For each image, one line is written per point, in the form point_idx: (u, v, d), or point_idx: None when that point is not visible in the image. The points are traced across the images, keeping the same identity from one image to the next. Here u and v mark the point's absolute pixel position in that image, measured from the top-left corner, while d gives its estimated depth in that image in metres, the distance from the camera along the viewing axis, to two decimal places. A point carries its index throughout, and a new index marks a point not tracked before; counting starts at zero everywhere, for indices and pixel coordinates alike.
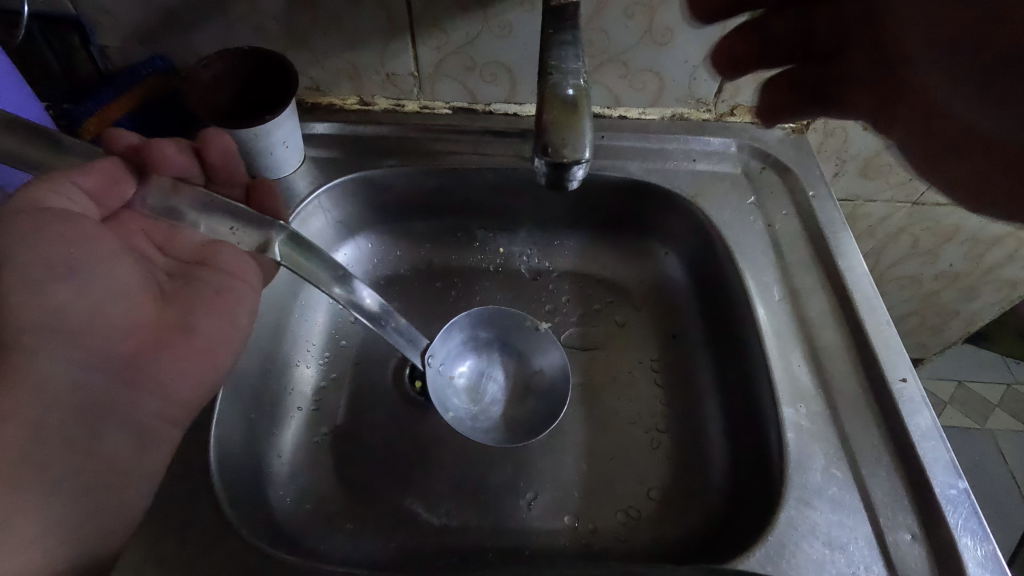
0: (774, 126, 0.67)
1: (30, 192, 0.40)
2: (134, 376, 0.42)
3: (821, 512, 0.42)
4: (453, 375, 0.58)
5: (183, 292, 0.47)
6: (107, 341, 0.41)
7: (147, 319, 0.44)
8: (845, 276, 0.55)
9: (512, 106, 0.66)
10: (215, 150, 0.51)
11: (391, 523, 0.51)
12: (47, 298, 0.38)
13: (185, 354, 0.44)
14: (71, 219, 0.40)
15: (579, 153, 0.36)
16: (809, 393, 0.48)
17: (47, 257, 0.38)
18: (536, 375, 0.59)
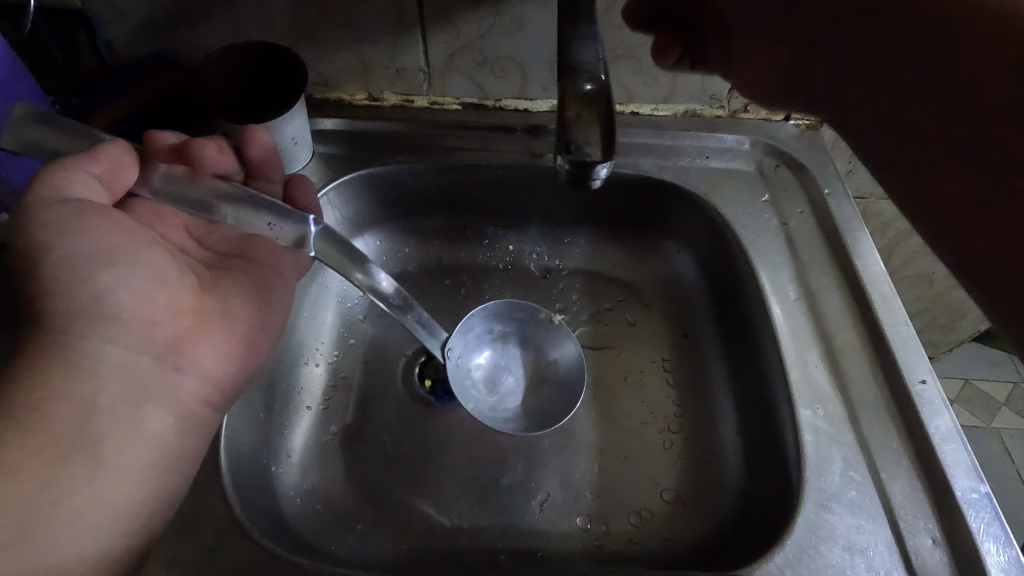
0: (788, 123, 0.66)
1: (48, 176, 0.40)
2: (179, 359, 0.43)
3: (840, 516, 0.42)
4: (471, 366, 0.57)
5: (222, 284, 0.49)
6: (155, 325, 0.42)
7: (187, 306, 0.45)
8: (862, 275, 0.54)
9: (523, 102, 0.66)
10: (257, 147, 0.50)
11: (402, 524, 0.51)
12: (92, 283, 0.39)
13: (223, 343, 0.46)
14: (101, 208, 0.41)
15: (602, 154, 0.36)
16: (826, 395, 0.48)
17: (92, 246, 0.39)
18: (550, 366, 0.59)
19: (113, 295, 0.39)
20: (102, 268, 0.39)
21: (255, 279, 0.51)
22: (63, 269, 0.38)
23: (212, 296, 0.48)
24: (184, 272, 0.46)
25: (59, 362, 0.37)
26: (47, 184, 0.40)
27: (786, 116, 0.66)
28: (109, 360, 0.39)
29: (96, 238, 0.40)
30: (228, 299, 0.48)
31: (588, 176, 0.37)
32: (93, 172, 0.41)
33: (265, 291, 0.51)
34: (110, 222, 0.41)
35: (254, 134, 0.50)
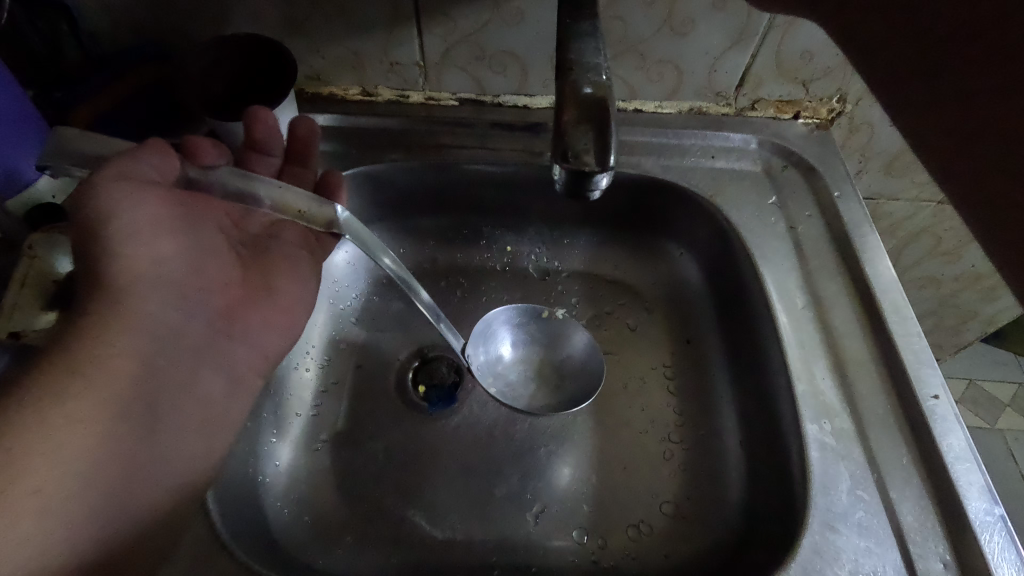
0: (797, 122, 0.64)
1: (118, 161, 0.39)
2: (228, 328, 0.47)
3: (847, 538, 0.40)
4: (492, 375, 0.56)
5: (262, 253, 0.51)
6: (205, 292, 0.45)
7: (230, 275, 0.48)
8: (872, 282, 0.52)
9: (522, 98, 0.63)
10: (302, 131, 0.53)
11: (392, 536, 0.49)
12: (158, 249, 0.40)
13: (262, 310, 0.49)
14: (164, 188, 0.41)
15: (602, 163, 0.32)
16: (834, 409, 0.46)
17: (158, 214, 0.40)
18: (564, 361, 0.58)
19: (172, 263, 0.42)
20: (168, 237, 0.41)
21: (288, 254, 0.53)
22: (134, 238, 0.38)
23: (251, 268, 0.50)
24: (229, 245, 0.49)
25: (126, 324, 0.38)
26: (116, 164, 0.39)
27: (794, 115, 0.64)
28: (166, 322, 0.41)
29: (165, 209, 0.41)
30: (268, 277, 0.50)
31: (584, 188, 0.33)
32: (148, 162, 0.41)
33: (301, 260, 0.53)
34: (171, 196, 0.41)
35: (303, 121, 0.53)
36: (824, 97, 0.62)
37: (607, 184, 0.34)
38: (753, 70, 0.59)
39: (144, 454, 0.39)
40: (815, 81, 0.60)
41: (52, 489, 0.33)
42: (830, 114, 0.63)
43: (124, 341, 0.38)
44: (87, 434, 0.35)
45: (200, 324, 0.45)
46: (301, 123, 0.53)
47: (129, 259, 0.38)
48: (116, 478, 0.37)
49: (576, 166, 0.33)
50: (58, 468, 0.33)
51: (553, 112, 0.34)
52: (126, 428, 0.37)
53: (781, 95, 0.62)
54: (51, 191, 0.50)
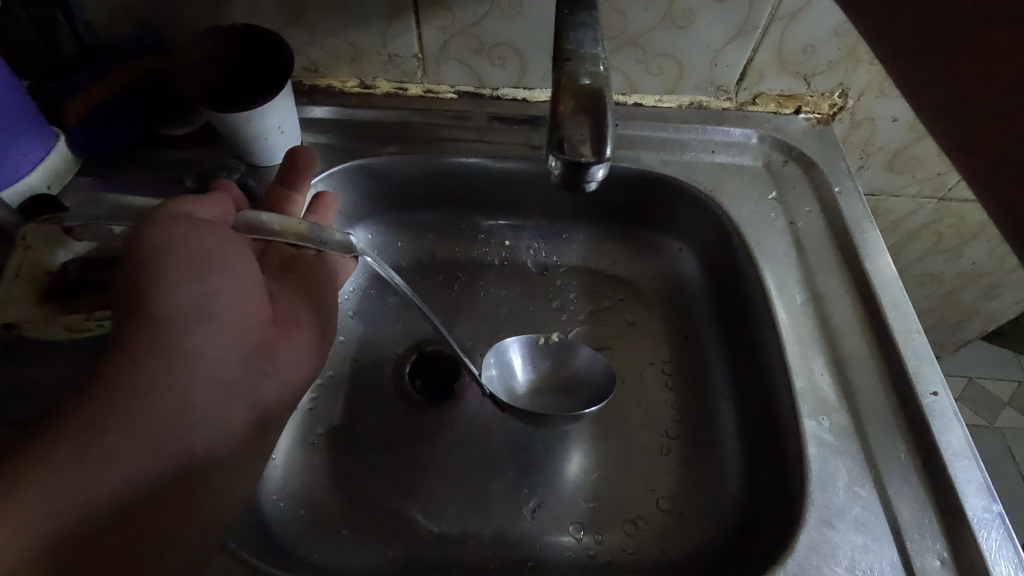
0: (798, 116, 0.63)
1: (181, 202, 0.42)
2: (262, 366, 0.44)
3: (843, 534, 0.40)
4: (504, 394, 0.55)
5: (289, 291, 0.50)
6: (244, 327, 0.43)
7: (266, 313, 0.46)
8: (872, 278, 0.51)
9: (522, 92, 0.63)
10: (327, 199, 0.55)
11: (389, 530, 0.49)
12: (202, 285, 0.40)
13: (297, 349, 0.47)
14: (220, 226, 0.43)
15: (600, 153, 0.32)
16: (832, 405, 0.46)
17: (206, 252, 0.41)
18: (570, 377, 0.57)
19: (216, 299, 0.41)
20: (214, 272, 0.41)
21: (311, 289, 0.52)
22: (177, 273, 0.39)
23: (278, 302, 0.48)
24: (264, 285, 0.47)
25: (168, 359, 0.38)
26: (170, 206, 0.41)
27: (796, 110, 0.63)
28: (208, 358, 0.40)
29: (210, 245, 0.41)
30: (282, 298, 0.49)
31: (581, 179, 0.33)
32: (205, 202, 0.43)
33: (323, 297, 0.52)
34: (224, 233, 0.43)
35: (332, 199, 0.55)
36: (826, 91, 0.61)
37: (605, 175, 0.33)
38: (754, 64, 0.59)
39: (175, 495, 0.37)
40: (817, 76, 0.60)
41: (73, 517, 0.32)
42: (831, 109, 0.63)
43: (164, 377, 0.38)
44: (111, 471, 0.34)
45: (240, 361, 0.42)
46: (328, 196, 0.55)
47: (174, 295, 0.39)
48: (145, 519, 0.35)
49: (572, 157, 0.32)
50: (86, 497, 0.33)
51: (550, 105, 0.34)
52: (157, 466, 0.36)
53: (782, 90, 0.62)
54: (45, 181, 0.50)
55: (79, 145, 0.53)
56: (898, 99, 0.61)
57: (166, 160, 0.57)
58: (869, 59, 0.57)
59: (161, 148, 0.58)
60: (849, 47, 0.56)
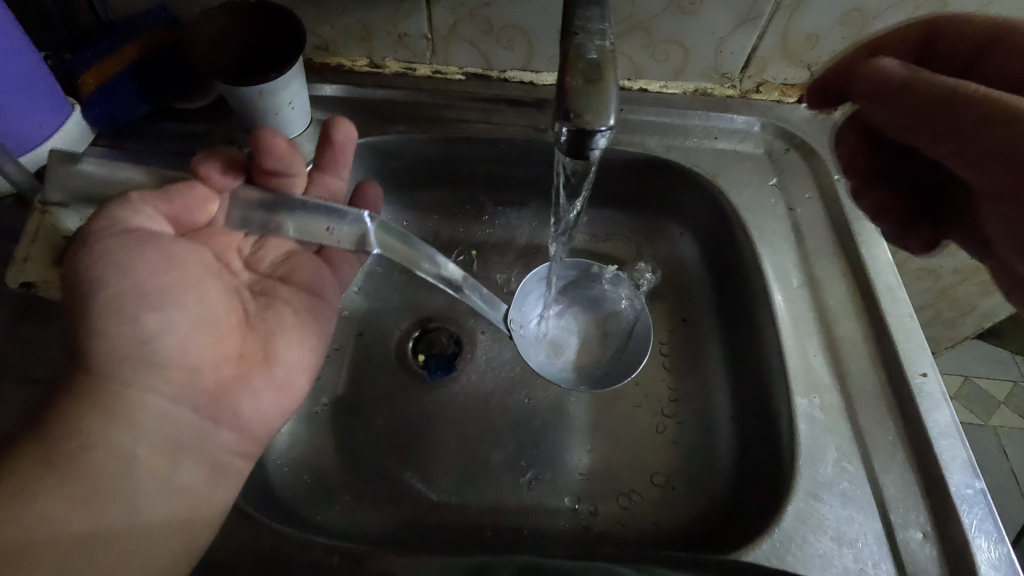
0: (801, 106, 0.64)
1: (114, 207, 0.38)
2: (218, 413, 0.41)
3: (830, 506, 0.41)
4: (535, 331, 0.58)
5: (266, 312, 0.46)
6: (197, 373, 0.40)
7: (229, 351, 0.42)
8: (867, 264, 0.53)
9: (529, 75, 0.64)
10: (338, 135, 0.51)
11: (390, 496, 0.51)
12: (140, 328, 0.37)
13: (264, 392, 0.43)
14: (160, 247, 0.39)
15: (603, 119, 0.33)
16: (824, 384, 0.47)
17: (145, 284, 0.37)
18: (609, 320, 0.59)
19: (161, 340, 0.37)
20: (152, 310, 0.37)
21: (297, 309, 0.48)
22: (105, 315, 0.36)
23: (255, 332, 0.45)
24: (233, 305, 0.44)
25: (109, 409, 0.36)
26: (109, 217, 0.38)
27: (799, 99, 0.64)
28: (154, 407, 0.38)
29: (145, 278, 0.37)
30: (264, 321, 0.45)
31: (585, 147, 0.34)
32: (150, 211, 0.40)
33: (307, 312, 0.49)
34: (166, 260, 0.39)
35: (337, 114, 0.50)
36: None
37: (608, 143, 0.34)
38: (758, 53, 0.59)
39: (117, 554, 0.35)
40: (820, 65, 0.60)
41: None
42: None
43: (103, 427, 0.36)
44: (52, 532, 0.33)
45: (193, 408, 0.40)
46: (335, 125, 0.50)
47: (107, 339, 0.36)
48: None
49: (576, 125, 0.33)
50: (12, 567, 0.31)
51: (557, 76, 0.34)
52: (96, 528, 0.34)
53: (786, 78, 0.62)
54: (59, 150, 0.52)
55: (94, 117, 0.55)
56: None
57: (180, 133, 0.58)
58: None
59: (175, 121, 0.59)
60: (853, 37, 0.57)
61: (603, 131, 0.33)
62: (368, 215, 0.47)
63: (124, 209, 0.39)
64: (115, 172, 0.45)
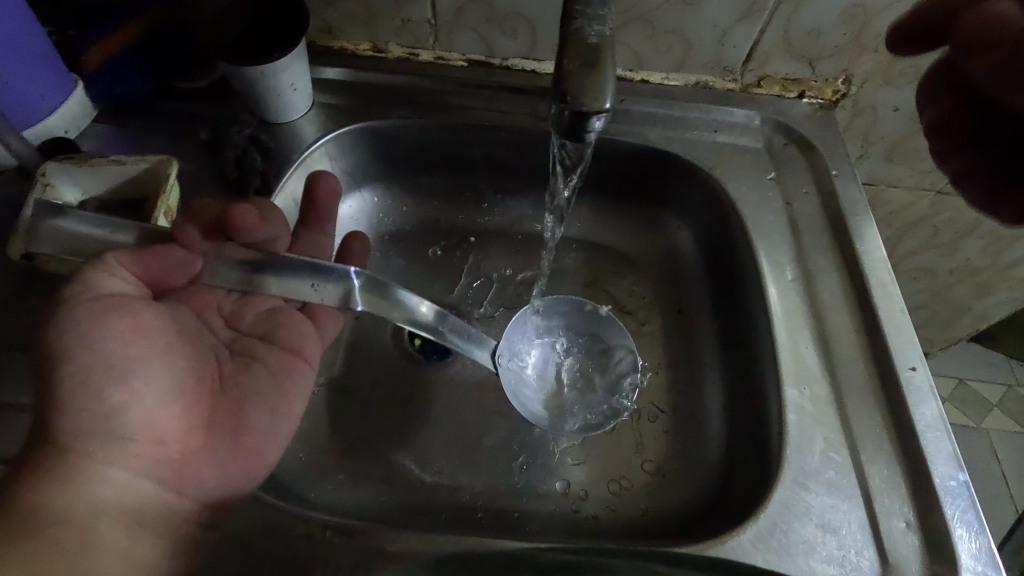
0: (801, 101, 0.65)
1: (87, 275, 0.36)
2: (181, 484, 0.39)
3: (816, 494, 0.42)
4: (523, 364, 0.55)
5: (240, 377, 0.43)
6: (162, 445, 0.37)
7: (196, 422, 0.39)
8: (861, 259, 0.53)
9: (532, 63, 0.64)
10: (323, 188, 0.52)
11: (383, 476, 0.51)
12: (103, 402, 0.35)
13: (234, 470, 0.40)
14: (128, 316, 0.36)
15: (600, 101, 0.33)
16: (814, 375, 0.47)
17: (108, 356, 0.35)
18: (601, 362, 0.57)
19: (124, 414, 0.36)
20: (117, 385, 0.35)
21: (274, 370, 0.45)
22: (67, 388, 0.34)
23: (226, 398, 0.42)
24: (204, 370, 0.41)
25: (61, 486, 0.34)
26: (79, 284, 0.36)
27: (799, 94, 0.64)
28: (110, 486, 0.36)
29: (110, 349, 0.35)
30: (237, 386, 0.42)
31: (581, 129, 0.34)
32: (126, 275, 0.38)
33: (286, 376, 0.45)
34: (135, 329, 0.37)
35: (319, 169, 0.52)
36: (830, 76, 0.62)
37: (603, 126, 0.35)
38: (760, 47, 0.60)
39: None
40: (821, 61, 0.60)
41: None
42: (834, 95, 0.64)
43: (56, 507, 0.34)
44: None
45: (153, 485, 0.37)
46: (322, 176, 0.52)
47: (70, 413, 0.34)
48: None
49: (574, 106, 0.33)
50: None
51: (556, 56, 0.35)
52: None
53: (787, 73, 0.63)
54: (61, 125, 0.52)
55: (96, 92, 0.55)
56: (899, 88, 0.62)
57: (182, 112, 0.58)
58: (874, 46, 0.58)
59: (178, 100, 0.59)
60: (854, 33, 0.57)
61: (599, 112, 0.33)
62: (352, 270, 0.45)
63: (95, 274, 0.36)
64: (102, 234, 0.42)
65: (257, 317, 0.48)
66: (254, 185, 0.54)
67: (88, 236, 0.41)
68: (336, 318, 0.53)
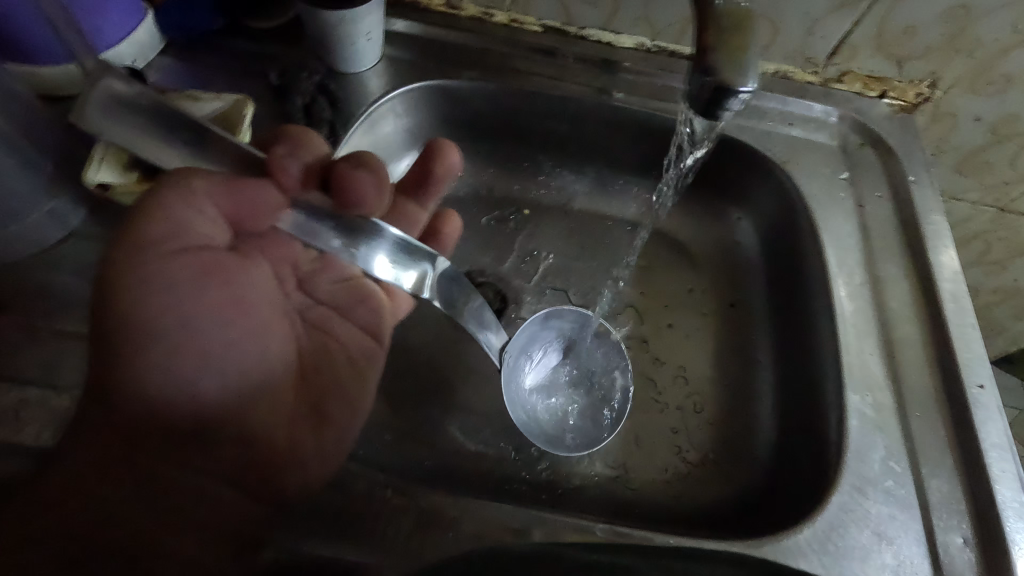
0: (882, 101, 0.62)
1: (165, 198, 0.33)
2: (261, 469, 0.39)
3: (874, 502, 0.42)
4: (524, 364, 0.53)
5: (315, 366, 0.44)
6: (245, 427, 0.39)
7: (277, 407, 0.41)
8: (934, 270, 0.52)
9: (608, 35, 0.61)
10: (441, 166, 0.51)
11: (428, 440, 0.51)
12: (194, 381, 0.36)
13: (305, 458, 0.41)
14: (214, 285, 0.36)
15: (745, 79, 0.32)
16: (878, 383, 0.47)
17: (201, 335, 0.36)
18: (598, 386, 0.53)
19: (211, 393, 0.37)
20: (204, 364, 0.36)
21: (347, 361, 0.46)
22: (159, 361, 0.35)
23: (303, 387, 0.43)
24: (285, 356, 0.41)
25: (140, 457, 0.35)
26: (168, 225, 0.34)
27: (880, 93, 0.62)
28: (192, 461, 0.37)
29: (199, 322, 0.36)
30: (315, 375, 0.44)
31: (720, 105, 0.33)
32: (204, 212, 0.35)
33: (355, 359, 0.46)
34: (227, 300, 0.37)
35: (445, 141, 0.51)
36: (915, 78, 0.60)
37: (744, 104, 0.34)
38: (850, 40, 0.57)
39: None
40: (911, 60, 0.58)
41: None
42: (916, 98, 0.62)
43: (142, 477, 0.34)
44: None
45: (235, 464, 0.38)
46: (446, 148, 0.51)
47: (160, 389, 0.35)
48: None
49: (717, 81, 0.33)
50: None
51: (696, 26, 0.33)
52: None
53: (872, 70, 0.60)
54: (129, 55, 0.51)
55: (165, 23, 0.53)
56: (986, 98, 0.59)
57: (248, 52, 0.57)
58: (970, 51, 0.55)
59: (244, 39, 0.57)
60: (952, 35, 0.54)
61: (741, 90, 0.32)
62: (415, 247, 0.43)
63: (178, 220, 0.34)
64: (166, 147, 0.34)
65: (330, 290, 0.47)
66: (322, 134, 0.52)
67: (144, 140, 0.33)
68: (405, 297, 0.50)
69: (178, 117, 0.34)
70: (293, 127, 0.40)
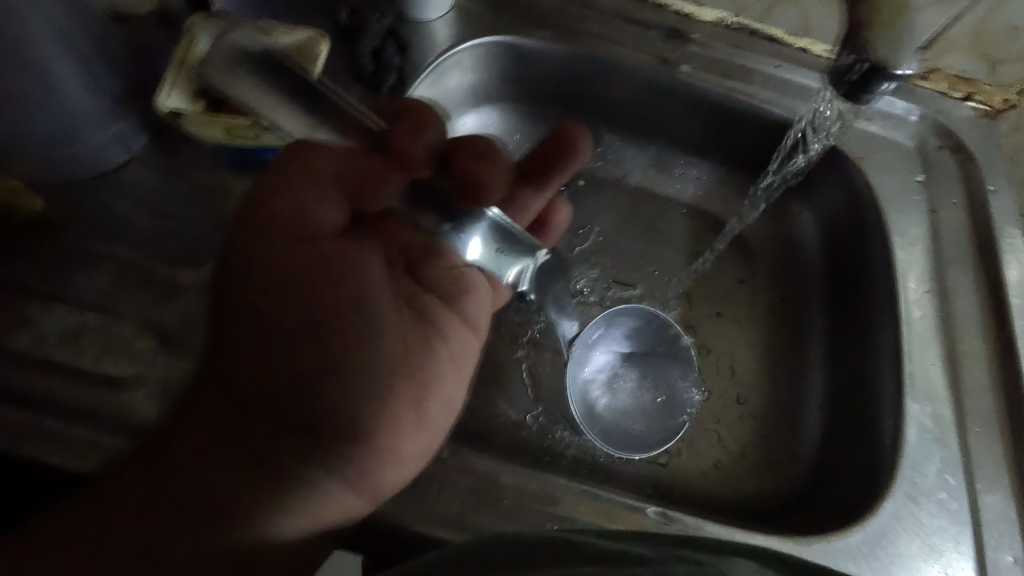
0: (965, 104, 0.58)
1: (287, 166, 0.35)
2: (360, 453, 0.34)
3: (926, 512, 0.41)
4: (593, 357, 0.53)
5: (426, 344, 0.38)
6: (348, 400, 0.33)
7: (386, 381, 0.35)
8: (1007, 285, 0.50)
9: (688, 6, 0.58)
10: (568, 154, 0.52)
11: (471, 405, 0.51)
12: (300, 342, 0.33)
13: (409, 460, 0.35)
14: (319, 245, 0.35)
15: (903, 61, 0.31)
16: (939, 395, 0.45)
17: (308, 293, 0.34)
18: (663, 396, 0.53)
19: (320, 358, 0.33)
20: (310, 323, 0.33)
21: (459, 340, 0.40)
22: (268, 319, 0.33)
23: (417, 365, 0.37)
24: (398, 325, 0.37)
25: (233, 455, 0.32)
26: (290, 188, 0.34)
27: (965, 96, 0.58)
28: (292, 434, 0.32)
29: (310, 296, 0.34)
30: (428, 350, 0.38)
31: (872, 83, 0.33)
32: (324, 178, 0.35)
33: (462, 352, 0.40)
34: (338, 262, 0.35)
35: (573, 125, 0.51)
36: (1005, 83, 0.56)
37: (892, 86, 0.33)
38: (945, 35, 0.54)
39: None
40: (1005, 64, 0.55)
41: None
42: (1003, 105, 0.58)
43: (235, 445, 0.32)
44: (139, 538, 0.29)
45: (334, 444, 0.33)
46: (575, 136, 0.51)
47: (265, 350, 0.33)
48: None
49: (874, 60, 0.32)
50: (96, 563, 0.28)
51: (847, 4, 0.33)
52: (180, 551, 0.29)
53: (961, 70, 0.57)
54: None
55: None
56: None
57: None
58: None
59: None
60: None
61: (900, 71, 0.31)
62: (521, 239, 0.41)
63: (293, 188, 0.34)
64: (283, 110, 0.34)
65: (436, 276, 0.41)
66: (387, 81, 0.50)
67: (260, 98, 0.34)
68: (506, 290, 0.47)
69: (294, 76, 0.34)
70: (423, 108, 0.40)
